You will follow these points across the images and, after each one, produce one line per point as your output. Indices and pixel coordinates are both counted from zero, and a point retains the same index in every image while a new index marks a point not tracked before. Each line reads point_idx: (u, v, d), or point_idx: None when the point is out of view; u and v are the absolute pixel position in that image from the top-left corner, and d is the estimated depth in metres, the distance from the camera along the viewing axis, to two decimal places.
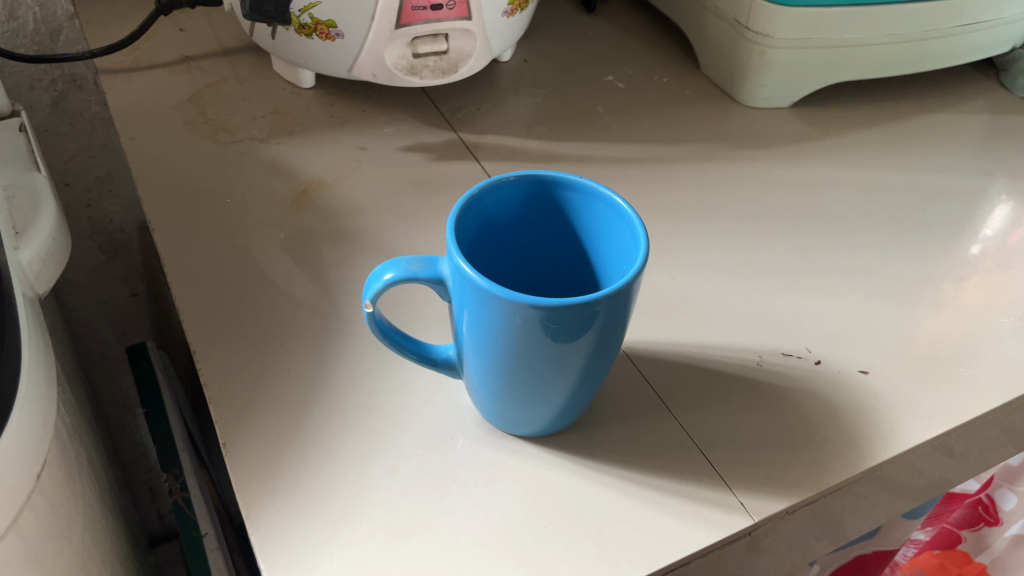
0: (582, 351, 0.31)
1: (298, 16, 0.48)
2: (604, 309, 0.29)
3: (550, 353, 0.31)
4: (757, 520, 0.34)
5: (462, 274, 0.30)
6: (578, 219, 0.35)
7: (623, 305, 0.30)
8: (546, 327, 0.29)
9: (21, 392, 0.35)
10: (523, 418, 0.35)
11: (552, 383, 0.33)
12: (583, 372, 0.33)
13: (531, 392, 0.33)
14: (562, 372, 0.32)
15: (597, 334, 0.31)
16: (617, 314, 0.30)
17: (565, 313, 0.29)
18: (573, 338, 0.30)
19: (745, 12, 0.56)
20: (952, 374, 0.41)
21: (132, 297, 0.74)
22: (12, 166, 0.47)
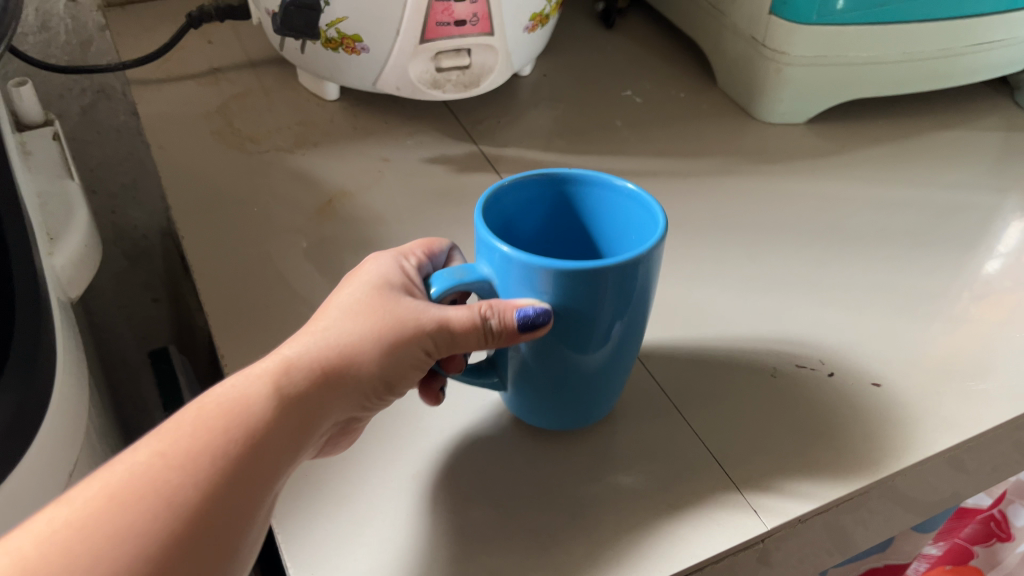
0: (612, 324, 0.32)
1: (325, 30, 0.49)
2: (631, 273, 0.30)
3: (581, 326, 0.32)
4: (769, 528, 0.35)
5: (501, 256, 0.31)
6: (592, 217, 0.36)
7: (645, 270, 0.31)
8: (580, 293, 0.31)
9: (56, 392, 0.36)
10: (552, 405, 0.36)
11: (588, 362, 0.34)
12: (614, 351, 0.34)
13: (563, 377, 0.34)
14: (593, 350, 0.33)
15: (625, 303, 0.32)
16: (642, 281, 0.31)
17: (597, 276, 0.30)
18: (605, 308, 0.31)
19: (761, 29, 0.57)
20: (963, 388, 0.41)
21: (153, 303, 0.75)
22: (47, 175, 0.48)
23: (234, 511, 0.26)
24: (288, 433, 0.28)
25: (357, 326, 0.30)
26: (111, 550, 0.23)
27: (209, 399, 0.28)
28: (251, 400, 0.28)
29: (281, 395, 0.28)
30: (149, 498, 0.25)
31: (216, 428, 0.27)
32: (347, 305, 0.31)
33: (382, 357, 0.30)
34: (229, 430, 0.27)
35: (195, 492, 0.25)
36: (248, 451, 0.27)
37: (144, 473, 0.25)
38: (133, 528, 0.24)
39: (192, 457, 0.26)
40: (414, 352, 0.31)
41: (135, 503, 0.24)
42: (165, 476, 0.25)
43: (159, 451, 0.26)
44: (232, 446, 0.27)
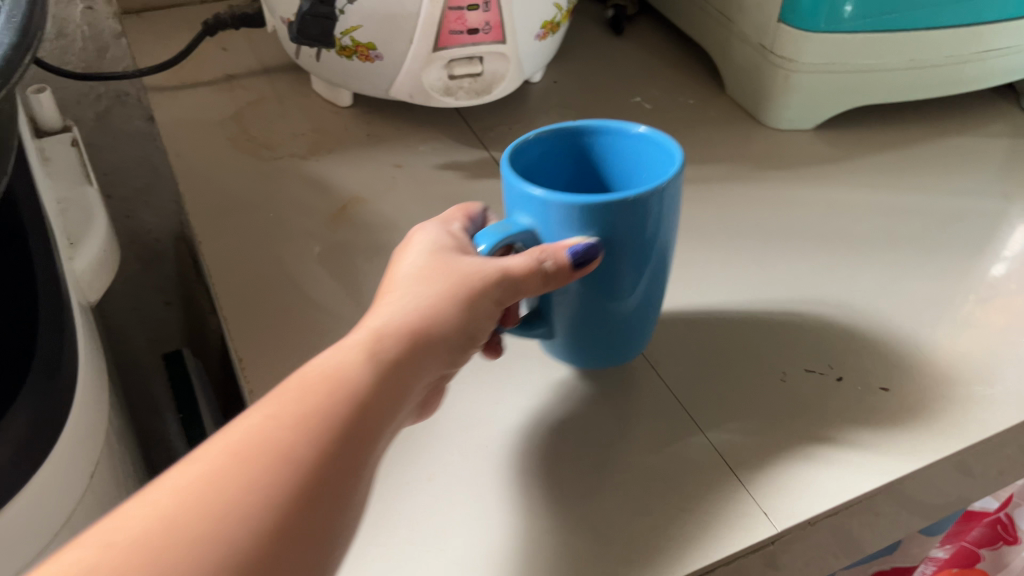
0: (646, 256, 0.34)
1: (340, 38, 0.50)
2: (656, 203, 0.32)
3: (624, 260, 0.34)
4: (779, 530, 0.34)
5: (534, 200, 0.32)
6: (607, 163, 0.37)
7: (669, 199, 0.33)
8: (611, 228, 0.32)
9: (78, 394, 0.37)
10: (590, 343, 0.38)
11: (629, 295, 0.35)
12: (651, 281, 0.36)
13: (604, 313, 0.36)
14: (633, 283, 0.35)
15: (655, 233, 0.33)
16: (667, 209, 0.33)
17: (638, 206, 0.31)
18: (646, 238, 0.33)
19: (770, 37, 0.58)
20: (972, 396, 0.41)
21: (165, 306, 0.76)
22: (66, 180, 0.49)
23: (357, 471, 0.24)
24: (396, 390, 0.26)
25: (439, 288, 0.29)
26: (250, 521, 0.21)
27: (300, 372, 0.26)
28: (349, 364, 0.26)
29: (380, 355, 0.26)
30: (268, 460, 0.23)
31: (314, 391, 0.25)
32: (420, 273, 0.30)
33: (466, 311, 0.29)
34: (330, 389, 0.25)
35: (319, 452, 0.23)
36: (363, 410, 0.25)
37: (253, 443, 0.23)
38: (267, 494, 0.22)
39: (305, 419, 0.24)
40: (490, 304, 0.30)
41: (255, 469, 0.22)
42: (278, 438, 0.23)
43: (264, 419, 0.24)
44: (337, 404, 0.25)
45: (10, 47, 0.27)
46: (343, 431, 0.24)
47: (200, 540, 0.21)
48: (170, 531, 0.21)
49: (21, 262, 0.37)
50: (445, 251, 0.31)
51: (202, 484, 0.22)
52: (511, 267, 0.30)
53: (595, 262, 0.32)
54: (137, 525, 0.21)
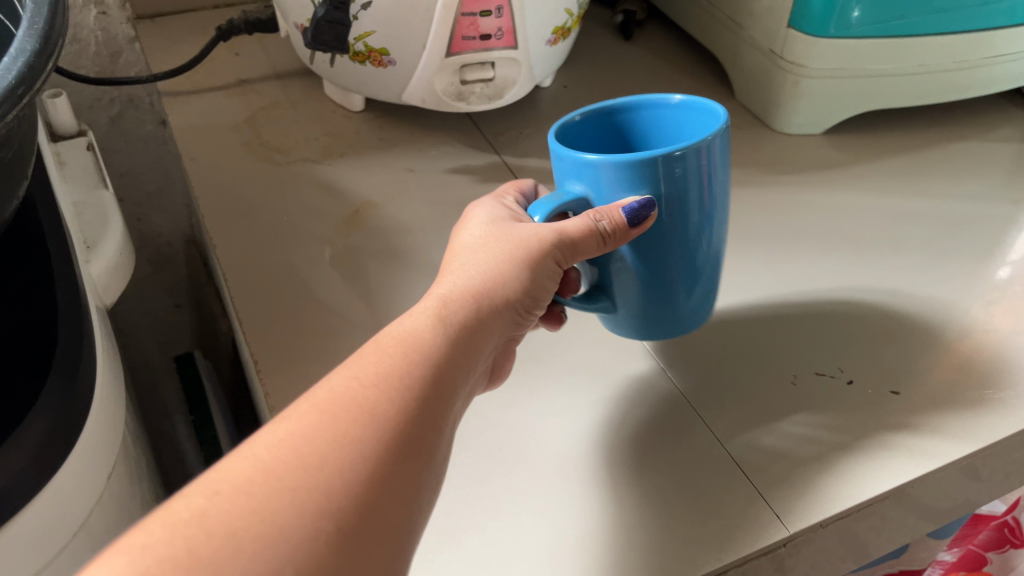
0: (705, 214, 0.34)
1: (353, 44, 0.50)
2: (705, 154, 0.32)
3: (677, 223, 0.34)
4: (792, 532, 0.35)
5: (582, 164, 0.33)
6: (653, 136, 0.38)
7: (717, 152, 0.33)
8: (665, 185, 0.33)
9: (97, 396, 0.37)
10: (650, 320, 0.38)
11: (688, 264, 0.36)
12: (708, 247, 0.36)
13: (665, 285, 0.36)
14: (690, 250, 0.35)
15: (711, 188, 0.34)
16: (717, 162, 0.33)
17: (684, 159, 0.32)
18: (696, 196, 0.33)
19: (779, 42, 0.58)
20: (980, 398, 0.41)
21: (175, 308, 0.76)
22: (83, 184, 0.50)
23: (433, 428, 0.26)
24: (457, 347, 0.29)
25: (501, 262, 0.33)
26: (341, 467, 0.23)
27: (382, 335, 0.29)
28: (430, 325, 0.29)
29: (455, 318, 0.30)
30: (362, 411, 0.25)
31: (397, 352, 0.28)
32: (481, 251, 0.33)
33: (513, 279, 0.33)
34: (412, 348, 0.28)
35: (398, 404, 0.26)
36: (443, 365, 0.28)
37: (345, 395, 0.26)
38: (356, 440, 0.24)
39: (384, 376, 0.26)
40: (537, 273, 0.33)
41: (349, 418, 0.25)
42: (368, 392, 0.26)
43: (351, 378, 0.26)
44: (417, 361, 0.28)
45: (33, 53, 0.27)
46: (416, 386, 0.27)
47: (312, 476, 0.23)
48: (266, 472, 0.23)
49: (41, 266, 0.37)
50: (499, 232, 0.34)
51: (293, 434, 0.24)
52: (558, 236, 0.33)
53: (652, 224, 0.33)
54: (235, 473, 0.23)
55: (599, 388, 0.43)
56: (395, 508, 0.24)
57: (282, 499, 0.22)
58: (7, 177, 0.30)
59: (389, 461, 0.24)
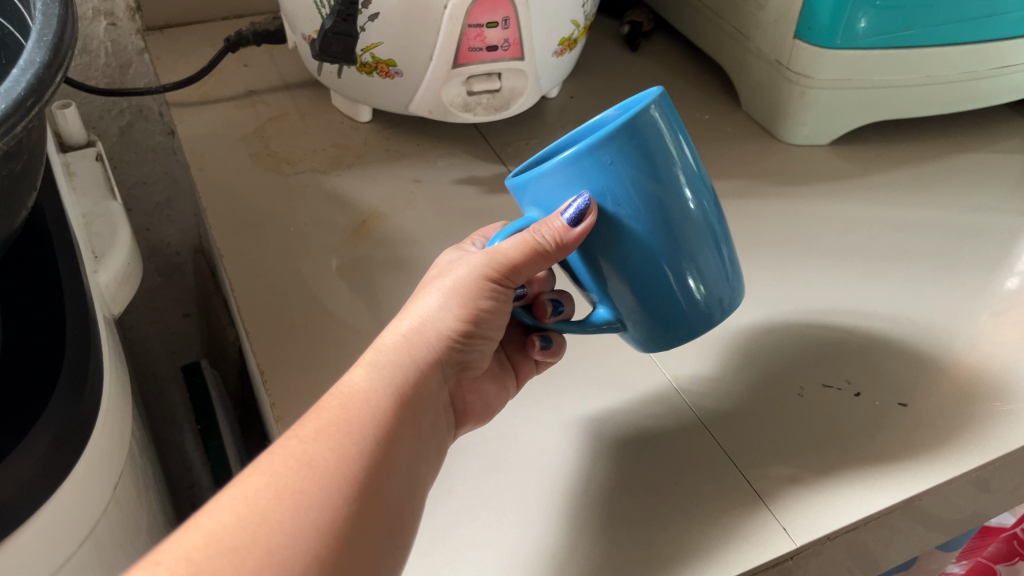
0: (677, 197, 0.31)
1: (360, 55, 0.51)
2: (645, 131, 0.30)
3: (634, 217, 0.32)
4: (799, 545, 0.35)
5: (535, 179, 0.33)
6: None
7: (662, 127, 0.30)
8: (614, 174, 0.31)
9: (104, 406, 0.37)
10: (654, 326, 0.36)
11: (673, 259, 0.33)
12: (693, 237, 0.33)
13: (657, 286, 0.34)
14: (679, 248, 0.33)
15: (670, 167, 0.31)
16: (667, 137, 0.30)
17: (609, 148, 0.30)
18: (646, 185, 0.31)
19: (786, 53, 0.58)
20: (987, 410, 0.41)
21: (184, 317, 0.76)
22: (91, 195, 0.50)
23: (386, 463, 0.29)
24: (390, 389, 0.31)
25: (440, 303, 0.34)
26: (283, 520, 0.26)
27: (329, 391, 0.31)
28: (362, 378, 0.31)
29: (389, 367, 0.32)
30: (299, 473, 0.27)
31: (338, 409, 0.30)
32: (423, 294, 0.35)
33: (449, 313, 0.34)
34: (351, 401, 0.30)
35: (338, 450, 0.28)
36: (379, 416, 0.30)
37: (284, 461, 0.28)
38: (292, 503, 0.26)
39: (323, 429, 0.29)
40: (478, 301, 0.34)
41: (288, 480, 0.27)
42: (308, 450, 0.28)
43: (297, 438, 0.29)
44: (359, 418, 0.29)
45: (42, 65, 0.27)
46: (359, 430, 0.29)
47: (246, 540, 0.25)
48: (210, 539, 0.25)
49: (48, 277, 0.38)
50: (443, 272, 0.36)
51: (238, 498, 0.27)
52: (491, 260, 0.34)
53: (592, 222, 0.31)
54: (185, 546, 0.26)
55: (608, 402, 0.42)
56: (386, 519, 0.28)
57: (223, 559, 0.25)
58: (15, 188, 0.30)
59: (335, 504, 0.27)
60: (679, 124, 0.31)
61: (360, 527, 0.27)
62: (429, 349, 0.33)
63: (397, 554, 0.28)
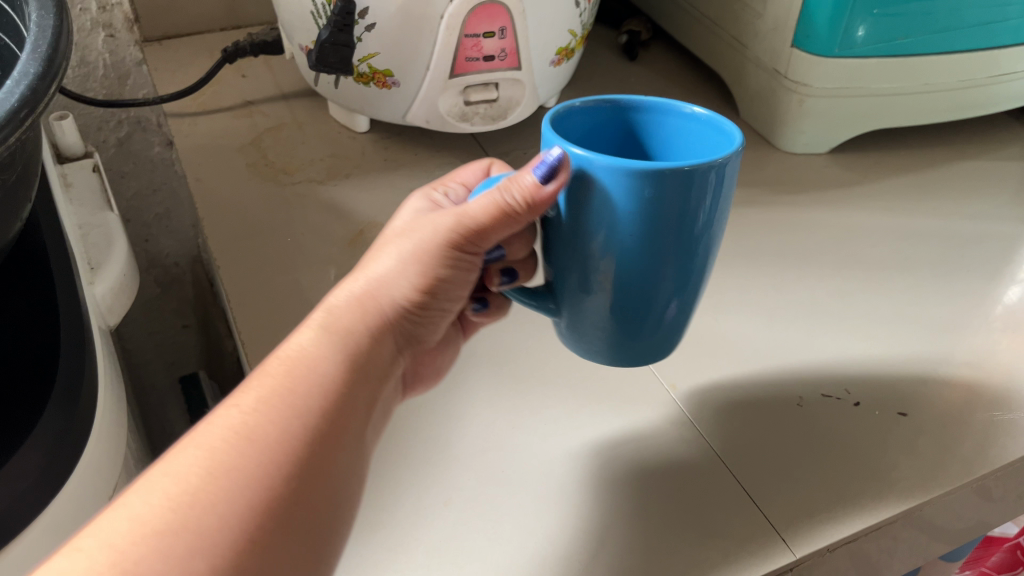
0: (695, 243, 0.30)
1: (357, 66, 0.51)
2: (708, 181, 0.28)
3: (633, 244, 0.29)
4: (801, 556, 0.35)
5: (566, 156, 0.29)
6: (656, 141, 0.34)
7: (719, 182, 0.28)
8: (657, 207, 0.28)
9: (99, 417, 0.37)
10: (610, 343, 0.34)
11: (655, 290, 0.31)
12: (686, 279, 0.31)
13: (636, 306, 0.32)
14: (670, 286, 0.31)
15: (705, 216, 0.29)
16: (717, 194, 0.29)
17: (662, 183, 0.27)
18: (676, 221, 0.28)
19: (783, 62, 0.58)
20: (989, 419, 0.41)
21: (183, 328, 0.76)
22: (88, 206, 0.50)
23: (339, 438, 0.28)
24: (339, 355, 0.29)
25: (396, 268, 0.32)
26: (217, 500, 0.24)
27: (275, 359, 0.29)
28: (311, 350, 0.29)
29: (338, 336, 0.30)
30: (240, 448, 0.26)
31: (286, 385, 0.28)
32: (380, 253, 0.33)
33: (405, 279, 0.32)
34: (301, 380, 0.28)
35: (281, 424, 0.26)
36: (325, 390, 0.28)
37: (224, 433, 0.26)
38: (232, 482, 0.25)
39: (265, 398, 0.27)
40: (436, 268, 0.32)
41: (227, 456, 0.25)
42: (249, 423, 0.26)
43: (240, 409, 0.27)
44: (305, 392, 0.28)
45: (36, 76, 0.27)
46: (302, 401, 0.27)
47: (179, 522, 0.24)
48: (142, 524, 0.24)
49: (43, 288, 0.37)
50: (403, 230, 0.34)
51: (173, 475, 0.25)
52: (459, 223, 0.32)
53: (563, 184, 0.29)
54: (114, 527, 0.24)
55: (606, 411, 0.42)
56: (328, 496, 0.26)
57: (148, 544, 0.23)
58: (10, 199, 0.30)
59: (277, 473, 0.25)
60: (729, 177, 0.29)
61: (308, 500, 0.26)
62: (381, 317, 0.31)
63: (338, 535, 0.27)
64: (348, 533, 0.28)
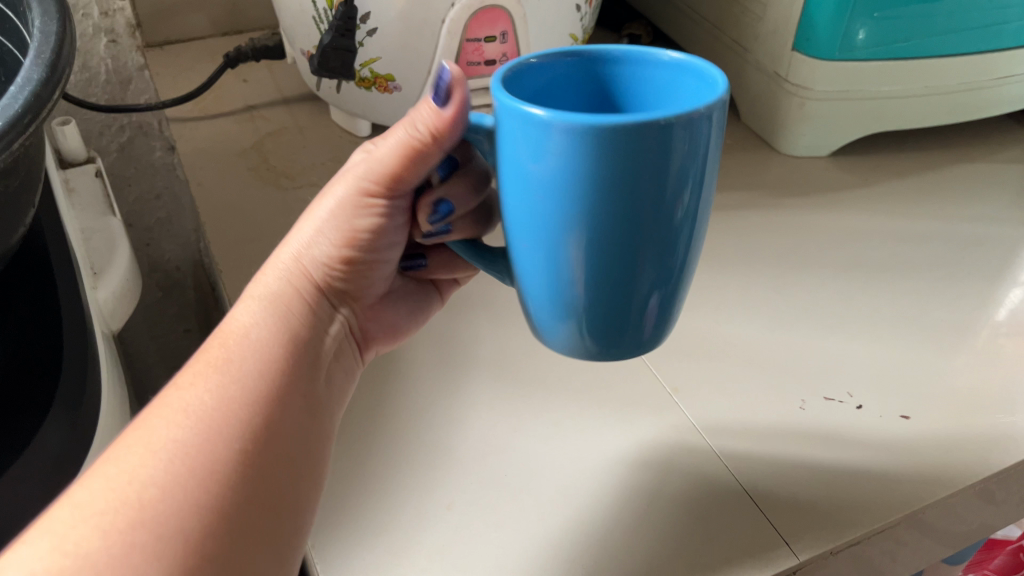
0: (671, 208, 0.26)
1: (359, 70, 0.51)
2: (676, 135, 0.24)
3: (598, 214, 0.26)
4: (802, 559, 0.35)
5: (509, 115, 0.25)
6: (635, 96, 0.31)
7: (692, 137, 0.24)
8: (617, 168, 0.24)
9: (101, 422, 0.37)
10: (591, 332, 0.30)
11: (632, 267, 0.27)
12: (666, 251, 0.27)
13: (612, 288, 0.28)
14: (650, 261, 0.27)
15: (679, 175, 0.25)
16: (691, 150, 0.25)
17: (619, 139, 0.24)
18: (646, 184, 0.25)
19: (784, 65, 0.58)
20: (991, 422, 0.41)
21: (184, 332, 0.75)
22: (90, 211, 0.50)
23: (279, 403, 0.30)
24: (267, 323, 0.32)
25: (317, 229, 0.35)
26: (158, 469, 0.26)
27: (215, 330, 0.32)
28: (244, 320, 0.32)
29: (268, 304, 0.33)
30: (177, 422, 0.28)
31: (220, 361, 0.30)
32: (308, 214, 0.36)
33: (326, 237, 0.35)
34: (233, 354, 0.31)
35: (216, 394, 0.29)
36: (256, 360, 0.31)
37: (164, 413, 0.28)
38: (172, 452, 0.27)
39: (202, 374, 0.30)
40: (356, 220, 0.34)
41: (167, 430, 0.28)
42: (186, 400, 0.29)
43: (177, 388, 0.30)
44: (239, 366, 0.30)
45: (39, 82, 0.27)
46: (236, 372, 0.30)
47: (120, 492, 0.26)
48: (84, 507, 0.25)
49: (46, 293, 0.38)
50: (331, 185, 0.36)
51: (116, 455, 0.27)
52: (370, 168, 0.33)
53: (461, 98, 0.29)
54: (66, 512, 0.25)
55: (607, 415, 0.42)
56: (275, 458, 0.29)
57: (90, 525, 0.24)
58: (13, 204, 0.30)
59: (214, 447, 0.27)
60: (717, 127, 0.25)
61: (247, 471, 0.28)
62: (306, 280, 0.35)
63: (295, 494, 0.29)
64: (303, 489, 0.30)
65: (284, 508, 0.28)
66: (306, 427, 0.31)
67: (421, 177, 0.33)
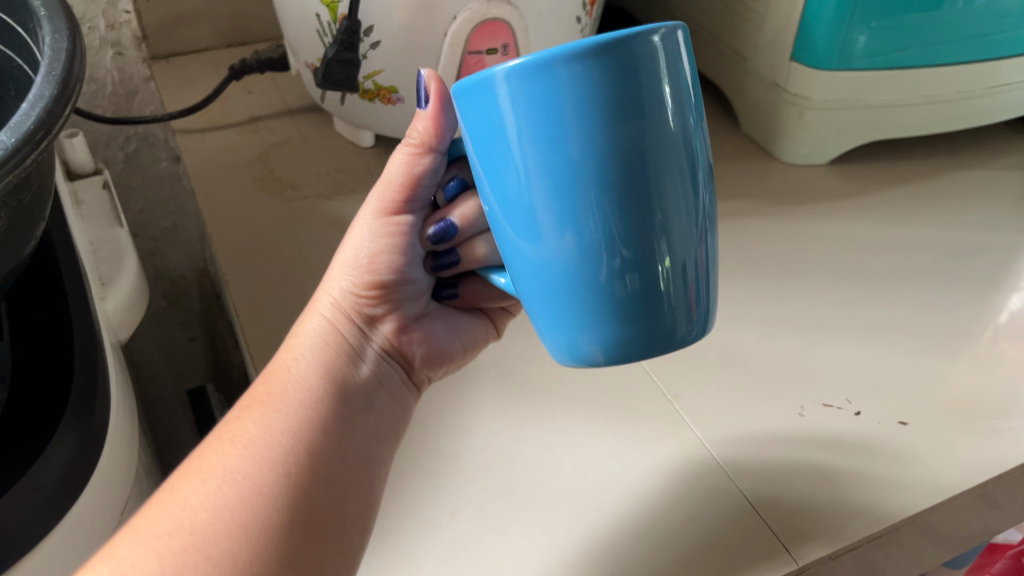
0: (662, 152, 0.24)
1: (363, 82, 0.52)
2: (638, 62, 0.23)
3: (580, 168, 0.24)
4: (802, 564, 0.35)
5: (473, 90, 0.25)
6: None
7: (660, 68, 0.23)
8: (582, 106, 0.23)
9: (111, 431, 0.38)
10: (615, 328, 0.27)
11: (636, 232, 0.25)
12: (669, 210, 0.25)
13: (620, 262, 0.26)
14: (655, 223, 0.25)
15: (660, 113, 0.24)
16: (665, 85, 0.23)
17: (578, 72, 0.23)
18: (626, 125, 0.23)
19: (782, 75, 0.59)
20: (989, 427, 0.41)
21: (189, 341, 0.76)
22: (98, 222, 0.51)
23: (317, 427, 0.32)
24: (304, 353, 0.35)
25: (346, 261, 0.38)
26: (207, 497, 0.29)
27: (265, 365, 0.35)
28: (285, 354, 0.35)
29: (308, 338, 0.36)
30: (224, 453, 0.30)
31: (261, 396, 0.33)
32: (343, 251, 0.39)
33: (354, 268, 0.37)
34: (274, 387, 0.33)
35: (260, 425, 0.31)
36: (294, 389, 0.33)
37: (212, 447, 0.31)
38: (217, 479, 0.29)
39: (247, 410, 0.32)
40: (377, 244, 0.37)
41: (217, 461, 0.30)
42: (232, 435, 0.31)
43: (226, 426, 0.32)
44: (279, 396, 0.33)
45: (51, 99, 0.28)
46: (276, 403, 0.32)
47: (172, 520, 0.28)
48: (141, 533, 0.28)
49: (57, 304, 0.38)
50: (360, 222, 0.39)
51: (170, 493, 0.29)
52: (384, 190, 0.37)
53: (439, 89, 0.33)
54: (130, 534, 0.28)
55: (610, 423, 0.42)
56: (323, 474, 0.31)
57: (147, 547, 0.27)
58: (26, 218, 0.31)
59: (259, 472, 0.30)
60: (689, 56, 0.24)
61: (288, 491, 0.29)
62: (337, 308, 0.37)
63: (348, 510, 0.31)
64: (353, 508, 0.31)
65: (333, 524, 0.30)
66: (345, 452, 0.32)
67: (430, 187, 0.36)
